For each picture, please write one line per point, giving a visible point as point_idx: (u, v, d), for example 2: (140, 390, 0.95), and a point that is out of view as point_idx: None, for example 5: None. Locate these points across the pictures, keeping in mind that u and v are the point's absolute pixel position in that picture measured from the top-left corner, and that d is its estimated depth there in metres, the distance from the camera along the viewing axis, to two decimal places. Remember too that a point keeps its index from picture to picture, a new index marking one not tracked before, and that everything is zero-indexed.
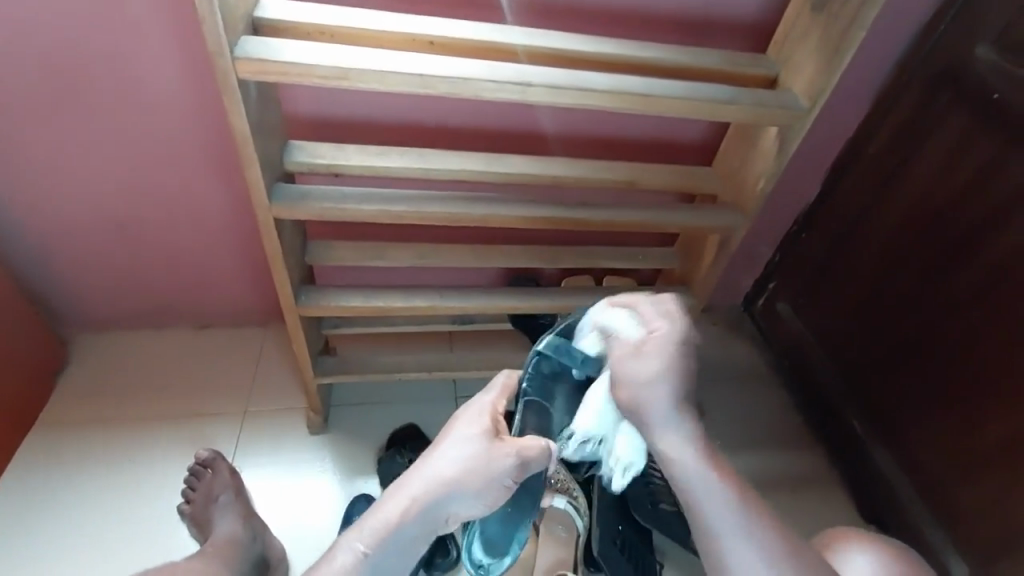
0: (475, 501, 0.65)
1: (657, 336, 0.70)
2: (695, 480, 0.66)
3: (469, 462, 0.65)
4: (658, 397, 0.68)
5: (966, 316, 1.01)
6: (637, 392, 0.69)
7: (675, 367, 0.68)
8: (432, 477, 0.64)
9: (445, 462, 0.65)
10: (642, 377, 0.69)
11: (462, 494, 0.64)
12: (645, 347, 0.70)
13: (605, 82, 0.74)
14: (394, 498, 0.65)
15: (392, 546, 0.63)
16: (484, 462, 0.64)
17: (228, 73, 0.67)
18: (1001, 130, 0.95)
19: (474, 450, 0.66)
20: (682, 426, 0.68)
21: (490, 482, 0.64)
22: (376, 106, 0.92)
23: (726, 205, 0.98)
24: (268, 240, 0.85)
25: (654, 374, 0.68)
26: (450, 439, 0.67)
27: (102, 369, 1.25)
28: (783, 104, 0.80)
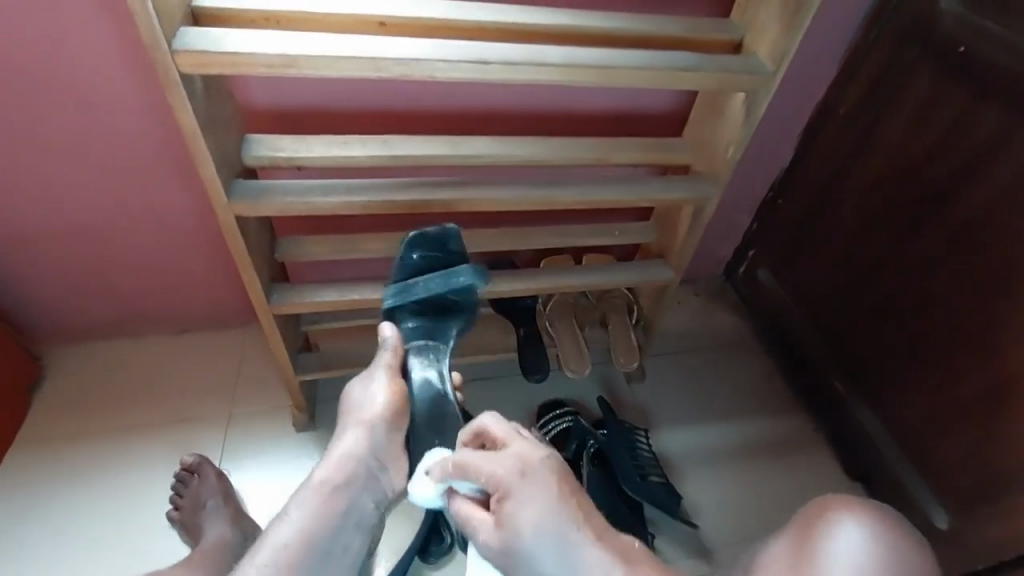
0: (389, 436, 0.82)
1: (507, 487, 0.70)
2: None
3: (374, 411, 0.82)
4: (539, 518, 0.68)
5: (942, 272, 1.02)
6: (512, 542, 0.68)
7: (544, 499, 0.69)
8: (351, 427, 0.81)
9: (359, 411, 0.83)
10: (516, 536, 0.68)
11: (380, 431, 0.81)
12: (500, 514, 0.69)
13: (565, 56, 0.72)
14: (329, 456, 0.79)
15: (329, 508, 0.75)
16: (382, 400, 0.83)
17: (170, 68, 0.64)
18: (968, 84, 0.95)
19: (374, 403, 0.83)
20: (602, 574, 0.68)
21: (395, 416, 0.83)
22: (335, 94, 0.89)
23: (697, 175, 0.98)
24: (232, 240, 0.83)
25: (526, 526, 0.68)
26: (358, 397, 0.84)
27: (79, 382, 1.22)
28: (747, 69, 0.79)
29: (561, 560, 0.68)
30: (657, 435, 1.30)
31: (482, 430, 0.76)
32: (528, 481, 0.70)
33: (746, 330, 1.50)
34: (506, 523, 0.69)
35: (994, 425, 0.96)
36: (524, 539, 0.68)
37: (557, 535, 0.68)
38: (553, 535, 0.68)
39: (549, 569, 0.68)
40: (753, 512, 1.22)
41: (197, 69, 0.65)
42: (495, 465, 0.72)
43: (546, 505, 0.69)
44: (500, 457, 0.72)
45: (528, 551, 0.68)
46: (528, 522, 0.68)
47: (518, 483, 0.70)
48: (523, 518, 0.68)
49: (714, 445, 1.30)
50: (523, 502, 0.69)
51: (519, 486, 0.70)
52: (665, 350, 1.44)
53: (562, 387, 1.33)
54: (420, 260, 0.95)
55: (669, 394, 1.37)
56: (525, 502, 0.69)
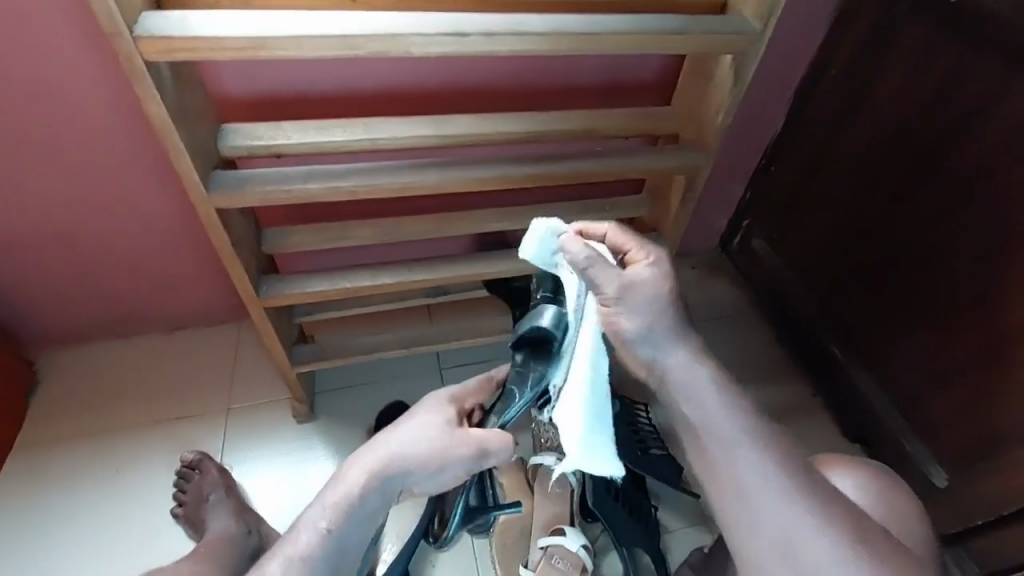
0: (426, 481, 0.68)
1: (650, 266, 0.61)
2: (698, 397, 0.60)
3: (423, 447, 0.66)
4: (662, 306, 0.61)
5: (938, 232, 1.01)
6: (638, 309, 0.60)
7: (675, 290, 0.62)
8: (389, 452, 0.67)
9: (406, 437, 0.68)
10: (646, 302, 0.60)
11: (417, 473, 0.66)
12: (637, 277, 0.61)
13: (545, 24, 0.70)
14: (358, 468, 0.67)
15: (351, 520, 0.65)
16: (436, 443, 0.67)
17: (134, 57, 0.61)
18: (962, 36, 0.92)
19: (429, 440, 0.67)
20: (687, 352, 0.61)
21: (441, 461, 0.66)
22: (312, 78, 0.87)
23: (688, 144, 0.96)
24: (214, 232, 0.81)
25: (656, 298, 0.60)
26: (411, 422, 0.69)
27: (76, 385, 1.21)
28: (734, 30, 0.77)
29: (662, 345, 0.61)
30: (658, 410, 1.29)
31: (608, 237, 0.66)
32: (673, 271, 0.62)
33: (743, 300, 1.50)
34: (639, 285, 0.60)
35: (993, 381, 0.96)
36: (653, 304, 0.60)
37: (672, 314, 0.61)
38: (669, 320, 0.61)
39: (651, 340, 0.60)
40: None
41: (161, 56, 0.62)
42: (645, 252, 0.63)
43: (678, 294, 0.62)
44: (644, 244, 0.64)
45: (650, 321, 0.60)
46: (660, 296, 0.60)
47: (669, 271, 0.62)
48: (658, 294, 0.60)
49: None
50: (660, 279, 0.61)
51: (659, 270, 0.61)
52: None
53: None
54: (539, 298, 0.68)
55: None
56: (666, 288, 0.61)
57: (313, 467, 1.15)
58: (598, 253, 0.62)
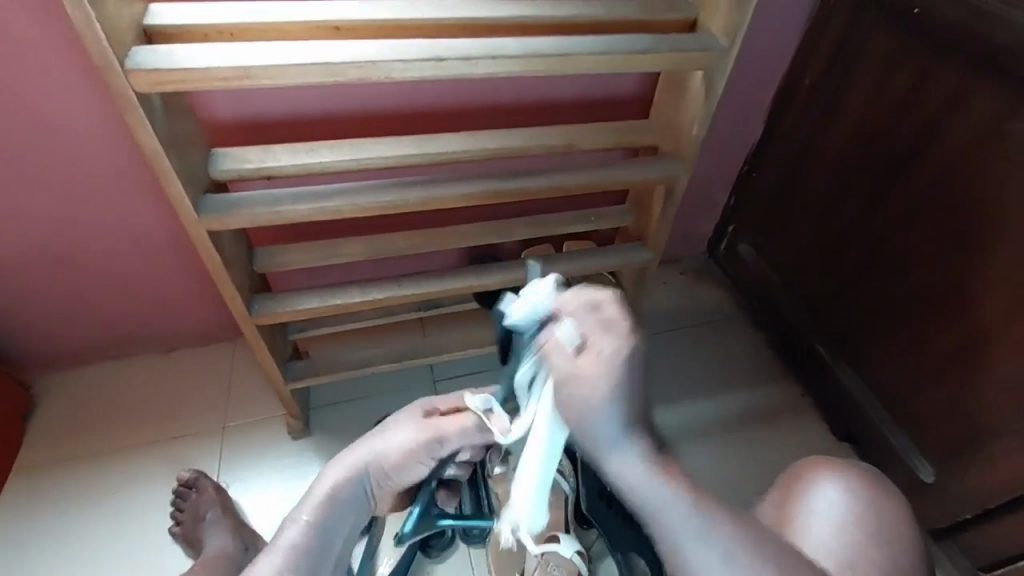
0: (398, 479, 0.67)
1: (608, 354, 0.46)
2: (663, 517, 0.47)
3: (407, 442, 0.66)
4: (606, 410, 0.46)
5: (912, 232, 1.03)
6: (578, 411, 0.47)
7: (633, 395, 0.46)
8: (368, 448, 0.66)
9: (382, 436, 0.67)
10: (586, 409, 0.46)
11: (399, 467, 0.66)
12: (587, 373, 0.46)
13: (520, 47, 0.73)
14: (338, 466, 0.65)
15: (338, 515, 0.62)
16: (415, 438, 0.67)
17: (126, 90, 0.64)
18: (927, 42, 0.96)
19: (410, 434, 0.67)
20: (637, 444, 0.47)
21: (423, 451, 0.67)
22: (300, 103, 0.89)
23: (665, 155, 0.99)
24: (206, 254, 0.83)
25: (598, 404, 0.46)
26: (388, 424, 0.69)
27: (73, 407, 1.22)
28: (702, 47, 0.80)
29: (606, 439, 0.46)
30: None
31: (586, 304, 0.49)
32: (632, 370, 0.46)
33: (731, 305, 1.52)
34: (586, 380, 0.46)
35: (970, 377, 0.99)
36: (607, 402, 0.46)
37: (625, 411, 0.46)
38: (626, 425, 0.46)
39: (595, 433, 0.47)
40: (748, 482, 1.23)
41: (152, 87, 0.65)
42: (606, 340, 0.46)
43: (635, 391, 0.46)
44: (611, 324, 0.47)
45: (591, 419, 0.46)
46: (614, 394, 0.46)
47: (625, 369, 0.46)
48: (602, 397, 0.46)
49: (706, 419, 1.32)
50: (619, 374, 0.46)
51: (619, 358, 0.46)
52: (654, 330, 1.45)
53: None
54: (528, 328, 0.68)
55: (658, 373, 1.38)
56: (615, 391, 0.46)
57: (308, 482, 1.16)
58: (558, 334, 0.48)
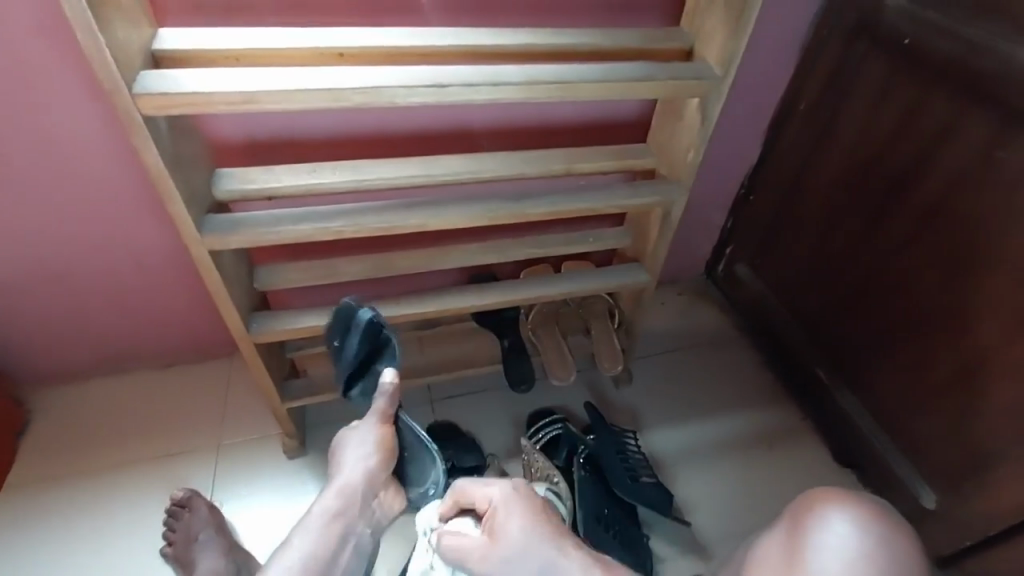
0: (386, 475, 0.86)
1: (498, 500, 0.75)
2: None
3: (366, 445, 0.85)
4: (530, 562, 0.69)
5: (906, 257, 1.05)
6: (512, 574, 0.69)
7: (529, 525, 0.72)
8: (343, 468, 0.83)
9: (348, 454, 0.84)
10: (512, 561, 0.70)
11: (377, 468, 0.84)
12: (496, 534, 0.72)
13: (520, 74, 0.75)
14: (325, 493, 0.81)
15: (333, 529, 0.77)
16: (372, 440, 0.85)
17: (132, 111, 0.65)
18: (917, 73, 0.98)
19: (367, 438, 0.85)
20: (570, 567, 0.69)
21: (381, 448, 0.86)
22: (304, 124, 0.91)
23: (663, 179, 1.00)
24: (206, 272, 0.83)
25: (518, 549, 0.70)
26: (345, 443, 0.86)
27: (66, 424, 1.22)
28: (698, 75, 0.82)
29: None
30: (647, 437, 1.30)
31: (475, 496, 0.78)
32: (517, 500, 0.75)
33: (728, 326, 1.53)
34: (499, 545, 0.71)
35: (968, 401, 0.99)
36: (525, 548, 0.70)
37: (541, 548, 0.70)
38: (543, 547, 0.70)
39: None
40: (748, 507, 1.22)
41: (158, 109, 0.66)
42: (493, 492, 0.76)
43: (534, 527, 0.72)
44: (495, 484, 0.77)
45: (528, 573, 0.69)
46: (521, 527, 0.71)
47: (513, 501, 0.74)
48: (521, 548, 0.70)
49: (705, 442, 1.31)
50: (516, 511, 0.73)
51: (509, 499, 0.75)
52: (651, 351, 1.45)
53: (551, 395, 1.33)
54: (339, 343, 0.94)
55: (656, 394, 1.38)
56: (522, 531, 0.71)
57: (302, 503, 1.15)
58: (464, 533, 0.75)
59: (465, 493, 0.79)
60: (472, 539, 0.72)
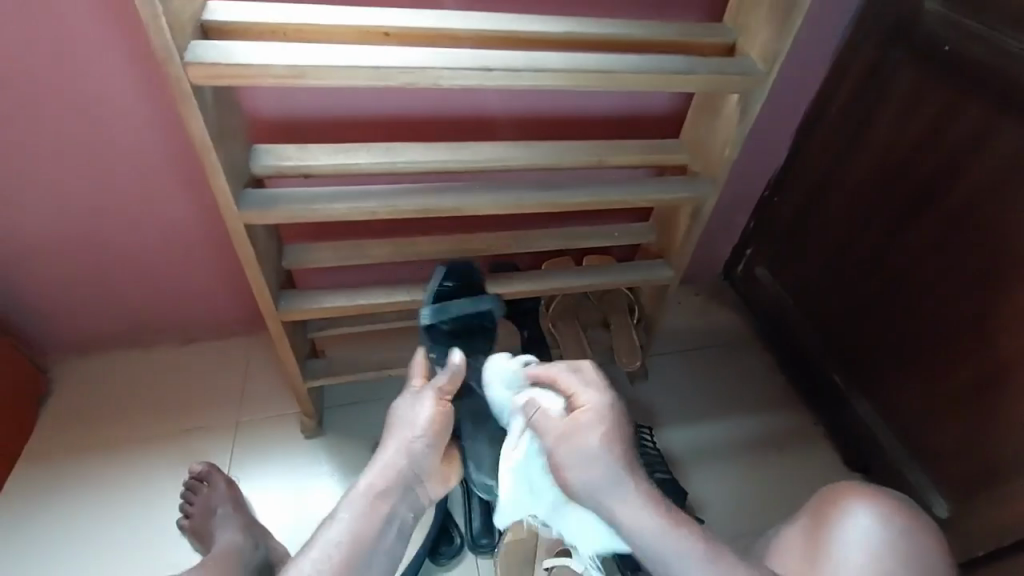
0: (435, 459, 0.82)
1: (593, 407, 0.75)
2: (665, 548, 0.68)
3: (419, 423, 0.82)
4: (602, 466, 0.71)
5: (932, 264, 1.04)
6: (579, 462, 0.71)
7: (612, 432, 0.73)
8: (395, 443, 0.80)
9: (402, 428, 0.82)
10: (587, 452, 0.71)
11: (428, 451, 0.81)
12: (580, 417, 0.74)
13: (564, 61, 0.75)
14: (372, 469, 0.78)
15: (378, 508, 0.74)
16: (425, 420, 0.82)
17: (182, 80, 0.66)
18: (955, 80, 0.97)
19: (419, 417, 0.82)
20: (635, 491, 0.70)
21: (433, 429, 0.82)
22: (340, 104, 0.91)
23: (695, 175, 1.00)
24: (241, 247, 0.84)
25: (597, 446, 0.71)
26: (400, 418, 0.83)
27: (87, 393, 1.23)
28: (740, 70, 0.82)
29: (608, 484, 0.70)
30: (661, 434, 1.30)
31: (558, 377, 0.79)
32: (610, 410, 0.75)
33: (745, 328, 1.53)
34: (579, 436, 0.72)
35: (988, 410, 0.98)
36: (602, 449, 0.71)
37: (619, 459, 0.71)
38: (615, 463, 0.71)
39: (601, 486, 0.71)
40: (759, 508, 1.22)
41: (207, 79, 0.66)
42: (589, 392, 0.76)
43: (616, 438, 0.72)
44: (591, 382, 0.78)
45: (596, 468, 0.71)
46: (601, 443, 0.72)
47: (604, 411, 0.74)
48: (597, 448, 0.71)
49: (718, 442, 1.31)
50: (605, 425, 0.73)
51: (603, 411, 0.74)
52: (667, 349, 1.45)
53: None
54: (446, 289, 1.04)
55: (671, 392, 1.38)
56: (603, 435, 0.72)
57: (318, 483, 1.16)
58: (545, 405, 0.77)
59: (556, 377, 0.79)
60: (555, 422, 0.75)
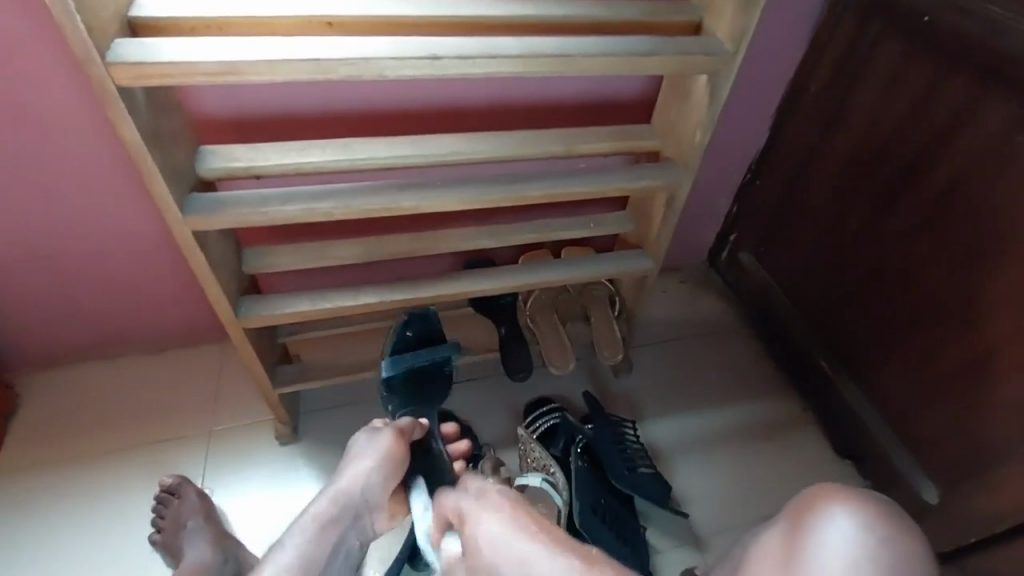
0: (386, 493, 0.88)
1: (474, 514, 0.69)
2: None
3: (380, 459, 0.87)
4: (499, 549, 0.64)
5: (917, 245, 1.01)
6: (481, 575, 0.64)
7: (502, 523, 0.67)
8: (351, 474, 0.85)
9: (360, 462, 0.87)
10: (483, 559, 0.65)
11: (382, 482, 0.87)
12: (466, 533, 0.68)
13: (518, 47, 0.71)
14: (326, 496, 0.83)
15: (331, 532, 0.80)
16: (385, 456, 0.88)
17: (105, 81, 0.61)
18: (935, 53, 0.94)
19: (379, 453, 0.88)
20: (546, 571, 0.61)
21: (390, 465, 0.88)
22: (293, 100, 0.87)
23: (668, 162, 0.96)
24: (190, 254, 0.80)
25: (488, 548, 0.65)
26: (358, 451, 0.89)
27: (54, 407, 1.19)
28: (706, 50, 0.78)
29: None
30: (645, 427, 1.28)
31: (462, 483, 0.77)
32: (493, 503, 0.70)
33: (731, 314, 1.50)
34: (476, 539, 0.67)
35: (977, 396, 0.96)
36: (494, 549, 0.64)
37: (511, 542, 0.64)
38: (513, 544, 0.64)
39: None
40: (747, 500, 1.20)
41: (133, 81, 0.62)
42: (467, 499, 0.72)
43: (506, 528, 0.66)
44: (479, 488, 0.74)
45: (497, 570, 0.63)
46: (493, 537, 0.65)
47: (485, 510, 0.69)
48: (488, 543, 0.65)
49: (705, 433, 1.29)
50: (486, 524, 0.67)
51: (482, 512, 0.69)
52: (652, 340, 1.42)
53: (549, 383, 1.31)
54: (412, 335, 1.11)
55: (656, 384, 1.35)
56: (492, 530, 0.66)
57: (293, 491, 1.13)
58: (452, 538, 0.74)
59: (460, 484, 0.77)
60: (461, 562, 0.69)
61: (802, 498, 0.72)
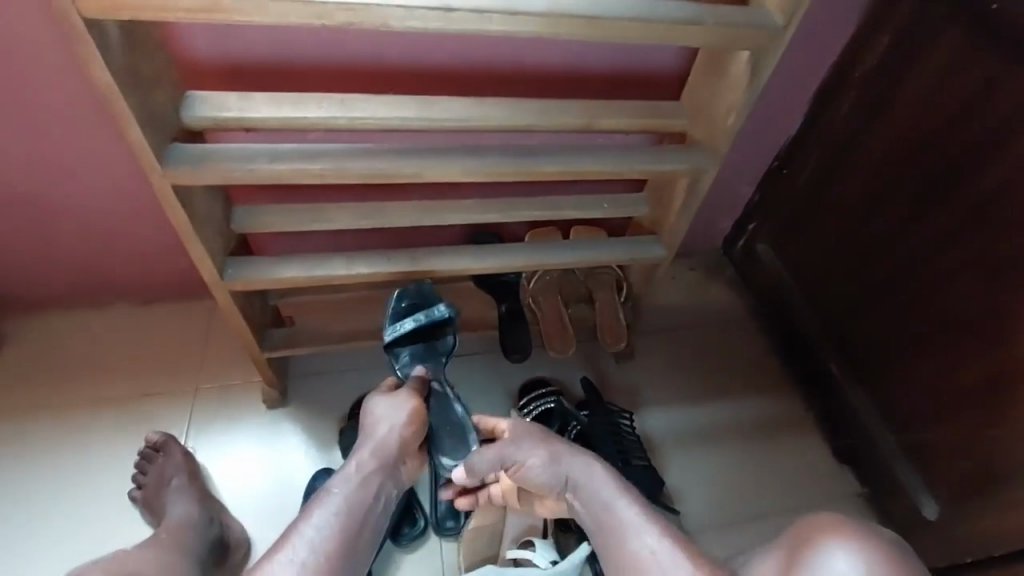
0: (414, 446, 0.89)
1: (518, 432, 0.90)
2: (609, 504, 0.80)
3: (403, 415, 0.88)
4: (538, 456, 0.86)
5: (954, 253, 0.95)
6: (516, 468, 0.87)
7: (543, 436, 0.88)
8: (376, 434, 0.86)
9: (385, 423, 0.87)
10: (522, 458, 0.87)
11: (411, 437, 0.88)
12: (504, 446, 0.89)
13: (542, 2, 0.63)
14: (358, 454, 0.83)
15: (368, 486, 0.80)
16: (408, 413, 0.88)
17: (69, 10, 0.55)
18: (1000, 45, 0.85)
19: (401, 411, 0.89)
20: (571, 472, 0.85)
21: (413, 421, 0.89)
22: (292, 45, 0.79)
23: (694, 144, 0.89)
24: (170, 209, 0.75)
25: (529, 453, 0.87)
26: (378, 409, 0.89)
27: (36, 352, 1.16)
28: (751, 23, 0.70)
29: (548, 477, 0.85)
30: (641, 417, 1.24)
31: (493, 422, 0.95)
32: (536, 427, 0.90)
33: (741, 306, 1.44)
34: (520, 446, 0.88)
35: (993, 416, 0.92)
36: (529, 456, 0.87)
37: (550, 453, 0.86)
38: (553, 453, 0.86)
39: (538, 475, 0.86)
40: (738, 498, 1.18)
41: (102, 12, 0.55)
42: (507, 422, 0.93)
43: (547, 443, 0.88)
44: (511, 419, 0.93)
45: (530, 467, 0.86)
46: (533, 448, 0.87)
47: (530, 428, 0.90)
48: (529, 453, 0.87)
49: (702, 428, 1.25)
50: (527, 439, 0.88)
51: (524, 430, 0.90)
52: (657, 327, 1.37)
53: (547, 365, 1.27)
54: (403, 305, 1.00)
55: (657, 373, 1.31)
56: (534, 442, 0.88)
57: (278, 456, 1.11)
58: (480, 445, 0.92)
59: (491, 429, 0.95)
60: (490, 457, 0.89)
61: (803, 528, 0.70)
